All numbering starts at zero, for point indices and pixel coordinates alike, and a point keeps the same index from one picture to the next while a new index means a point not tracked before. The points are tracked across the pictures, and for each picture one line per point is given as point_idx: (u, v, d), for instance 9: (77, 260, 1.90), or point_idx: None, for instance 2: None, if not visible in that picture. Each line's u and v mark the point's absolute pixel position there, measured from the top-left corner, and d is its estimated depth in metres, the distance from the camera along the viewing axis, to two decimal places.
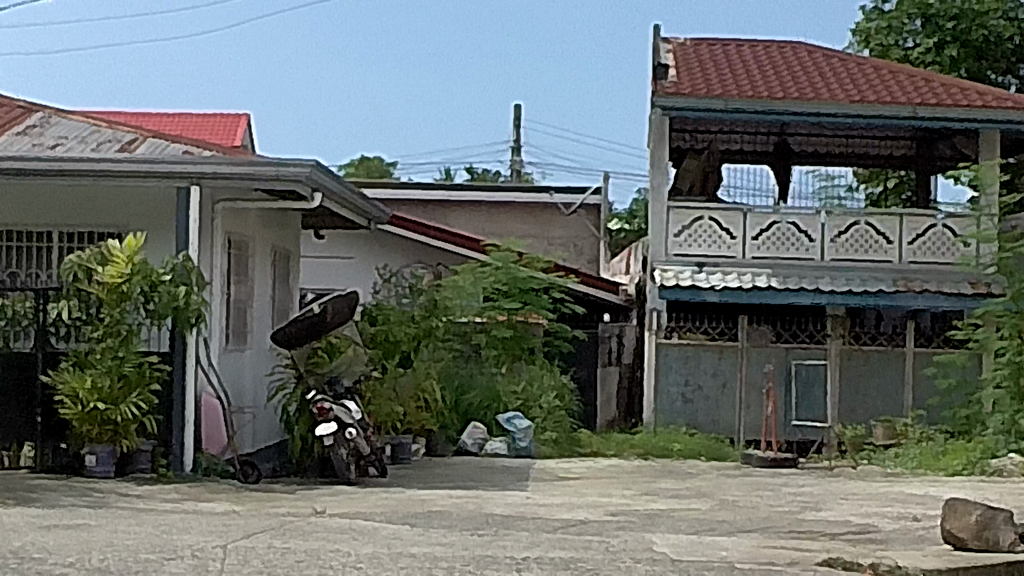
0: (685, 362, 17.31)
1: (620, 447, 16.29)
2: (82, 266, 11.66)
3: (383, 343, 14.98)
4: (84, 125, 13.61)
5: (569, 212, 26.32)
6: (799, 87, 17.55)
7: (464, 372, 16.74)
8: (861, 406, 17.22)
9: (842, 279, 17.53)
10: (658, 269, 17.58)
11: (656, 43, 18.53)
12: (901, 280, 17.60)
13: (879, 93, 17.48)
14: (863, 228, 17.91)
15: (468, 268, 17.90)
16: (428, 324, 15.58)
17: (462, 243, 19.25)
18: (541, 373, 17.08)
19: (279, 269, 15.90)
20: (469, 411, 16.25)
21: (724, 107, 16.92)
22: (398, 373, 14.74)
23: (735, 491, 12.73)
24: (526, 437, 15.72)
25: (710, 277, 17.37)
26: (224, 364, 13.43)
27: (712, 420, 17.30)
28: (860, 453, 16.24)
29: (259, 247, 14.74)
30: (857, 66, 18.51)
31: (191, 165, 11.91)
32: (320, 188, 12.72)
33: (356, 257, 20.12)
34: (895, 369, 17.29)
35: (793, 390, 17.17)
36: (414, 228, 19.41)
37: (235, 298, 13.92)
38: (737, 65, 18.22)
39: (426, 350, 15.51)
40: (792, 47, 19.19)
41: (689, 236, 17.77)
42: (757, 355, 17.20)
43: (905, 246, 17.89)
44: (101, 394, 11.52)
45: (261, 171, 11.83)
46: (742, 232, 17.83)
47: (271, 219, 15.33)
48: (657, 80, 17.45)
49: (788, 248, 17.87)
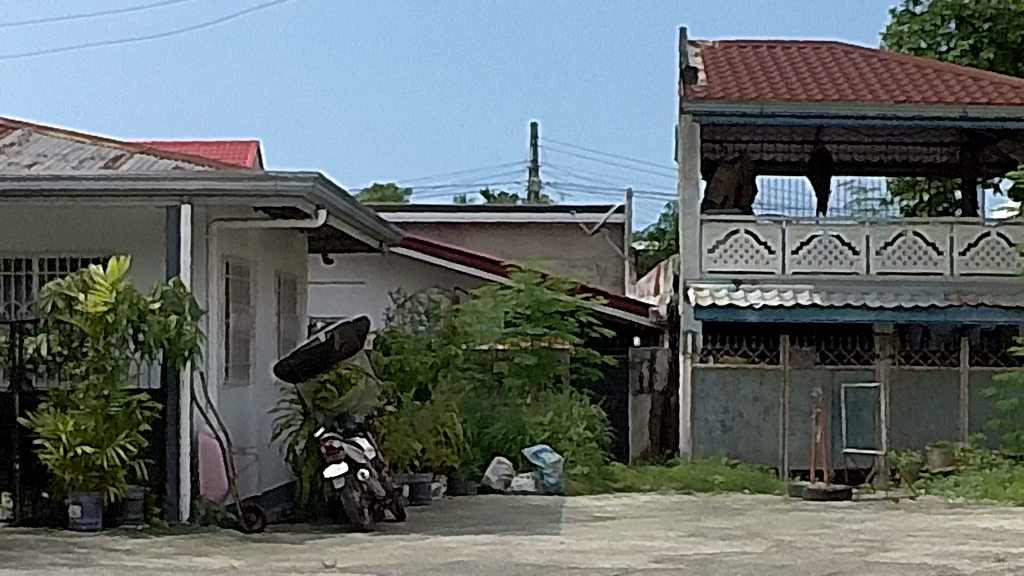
0: (723, 388, 16.19)
1: (658, 481, 15.09)
2: (61, 293, 10.40)
3: (399, 374, 13.77)
4: (67, 142, 12.47)
5: (592, 231, 25.11)
6: (839, 89, 16.35)
7: (486, 403, 15.63)
8: (913, 431, 16.05)
9: (890, 295, 16.30)
10: (692, 287, 16.37)
11: (684, 46, 17.35)
12: (953, 293, 16.39)
13: (924, 93, 16.26)
14: (910, 238, 16.67)
15: (487, 289, 16.77)
16: (446, 352, 14.30)
17: (480, 264, 18.04)
18: (569, 402, 15.80)
19: (285, 296, 14.75)
20: (492, 446, 15.12)
21: (760, 111, 15.76)
22: (415, 406, 13.57)
23: (790, 529, 11.51)
24: (556, 472, 14.51)
25: (748, 295, 16.18)
26: (224, 401, 12.24)
27: (753, 449, 16.11)
28: (917, 482, 15.04)
29: (260, 271, 13.54)
30: (898, 66, 17.29)
31: (182, 181, 10.75)
32: (323, 205, 11.57)
33: (367, 281, 18.94)
34: (950, 389, 16.06)
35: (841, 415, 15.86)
36: (431, 251, 18.20)
37: (235, 329, 12.73)
38: (771, 67, 17.05)
39: (445, 380, 14.23)
40: (828, 47, 18.00)
41: (725, 251, 16.58)
42: (801, 379, 16.07)
43: (957, 257, 16.67)
44: (85, 437, 10.34)
45: (258, 187, 10.65)
46: (781, 246, 16.61)
47: (274, 241, 14.13)
48: (686, 84, 16.27)
49: (831, 262, 16.64)
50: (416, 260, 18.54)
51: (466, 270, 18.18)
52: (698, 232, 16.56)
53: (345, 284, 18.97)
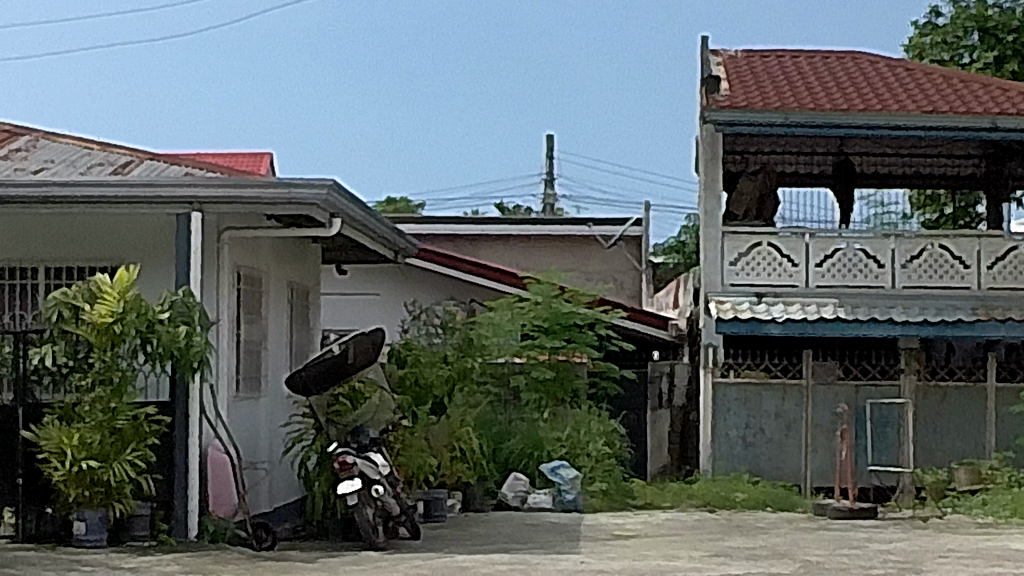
0: (745, 403, 15.84)
1: (678, 499, 14.77)
2: (67, 303, 10.10)
3: (413, 388, 13.38)
4: (75, 149, 12.16)
5: (608, 244, 24.83)
6: (864, 98, 16.01)
7: (502, 419, 15.28)
8: (939, 449, 15.69)
9: (916, 309, 15.95)
10: (714, 299, 16.04)
11: (706, 55, 17.02)
12: (980, 307, 16.02)
13: (951, 103, 15.93)
14: (936, 251, 16.36)
15: (504, 301, 16.45)
16: (463, 365, 13.95)
17: (496, 276, 17.72)
18: (588, 417, 15.47)
19: (298, 308, 14.44)
20: (508, 461, 14.78)
21: (784, 121, 15.40)
22: (430, 420, 13.21)
23: (817, 550, 11.16)
24: (574, 489, 14.17)
25: (771, 308, 15.84)
26: (235, 415, 11.90)
27: (775, 467, 15.80)
28: (943, 501, 14.70)
29: (273, 282, 13.23)
30: (924, 76, 16.96)
31: (193, 189, 10.43)
32: (339, 213, 11.27)
33: (382, 292, 18.61)
34: (976, 406, 15.71)
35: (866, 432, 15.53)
36: (447, 262, 17.87)
37: (247, 340, 12.40)
38: (794, 77, 16.73)
39: (461, 394, 13.89)
40: (852, 57, 17.67)
41: (747, 264, 16.26)
42: (825, 395, 15.75)
43: (984, 271, 16.32)
44: (91, 451, 9.99)
45: (271, 194, 10.33)
46: (804, 259, 16.27)
47: (287, 251, 13.82)
48: (708, 93, 15.94)
49: (856, 276, 16.30)
50: (431, 272, 18.22)
51: (482, 283, 17.86)
52: (719, 244, 16.24)
53: (359, 295, 18.63)
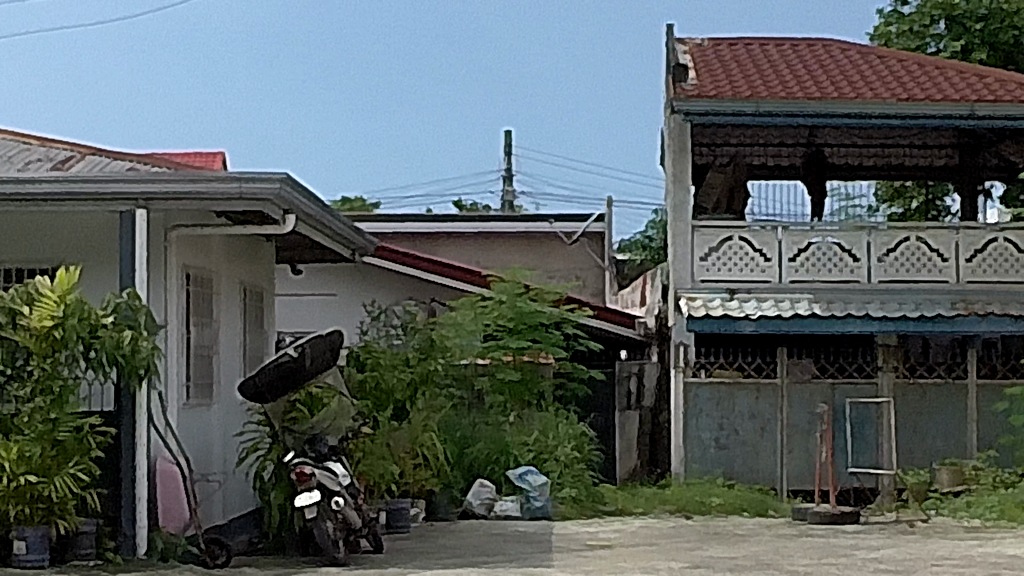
0: (717, 404, 15.26)
1: (650, 504, 14.18)
2: (4, 307, 9.38)
3: (373, 393, 12.72)
4: (13, 145, 11.49)
5: (570, 240, 24.24)
6: (837, 86, 15.44)
7: (466, 423, 14.60)
8: (919, 448, 15.16)
9: (894, 304, 15.38)
10: (684, 297, 15.44)
11: (672, 43, 16.42)
12: (960, 302, 15.48)
13: (928, 91, 15.36)
14: (914, 244, 15.77)
15: (466, 301, 15.82)
16: (425, 368, 13.21)
17: (457, 275, 17.10)
18: (555, 420, 14.90)
19: (252, 311, 13.81)
20: (473, 467, 14.08)
21: (755, 111, 14.84)
22: (392, 426, 12.57)
23: (803, 559, 10.57)
24: (542, 496, 13.57)
25: (745, 305, 15.23)
26: (185, 423, 11.25)
27: (750, 469, 15.23)
28: (926, 503, 14.16)
29: (225, 282, 12.59)
30: (899, 62, 16.38)
31: (136, 183, 9.77)
32: (293, 210, 10.64)
33: (338, 293, 17.94)
34: (957, 403, 15.16)
35: (843, 431, 15.01)
36: (406, 261, 17.24)
37: (197, 344, 11.75)
38: (764, 65, 16.15)
39: (423, 398, 13.18)
40: (823, 44, 17.09)
41: (718, 260, 15.68)
42: (800, 394, 15.22)
43: (963, 264, 15.75)
44: (30, 466, 9.26)
45: (221, 188, 9.66)
46: (777, 253, 15.70)
47: (239, 251, 13.17)
48: (676, 83, 15.34)
49: (831, 271, 15.75)
50: (389, 271, 17.59)
51: (442, 281, 17.25)
52: (689, 240, 15.66)
53: (315, 297, 17.99)
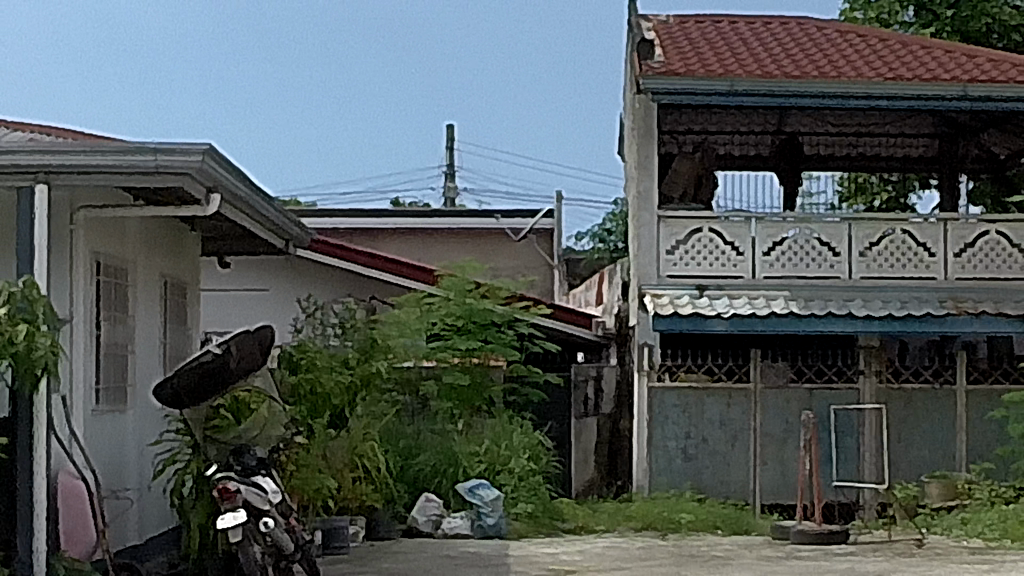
0: (685, 411, 13.95)
1: (614, 521, 12.88)
2: None
3: (308, 397, 11.19)
4: None
5: (519, 237, 23.01)
6: (816, 65, 14.17)
7: (410, 429, 13.25)
8: (903, 459, 13.92)
9: (877, 302, 14.13)
10: (649, 294, 14.16)
11: (635, 19, 15.12)
12: (949, 300, 14.24)
13: (915, 70, 14.11)
14: (899, 237, 14.53)
15: (412, 296, 14.46)
16: (367, 369, 11.77)
17: (399, 270, 15.77)
18: (508, 428, 13.57)
19: (174, 305, 12.45)
20: (417, 480, 12.68)
21: (729, 90, 13.59)
22: (329, 435, 11.17)
23: None
24: (496, 512, 12.24)
25: (715, 303, 13.93)
26: (93, 431, 9.84)
27: (720, 481, 13.94)
28: (915, 519, 12.93)
29: (142, 273, 11.18)
30: (879, 41, 15.11)
31: (28, 152, 8.12)
32: (220, 187, 9.30)
33: (272, 289, 16.55)
34: (945, 411, 13.95)
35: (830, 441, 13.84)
36: (344, 256, 15.90)
37: (107, 342, 10.34)
38: (736, 43, 14.87)
39: (365, 405, 11.78)
40: (796, 22, 15.81)
41: (686, 253, 14.38)
42: (775, 400, 13.97)
43: (952, 259, 14.52)
44: None
45: (132, 161, 8.12)
46: (750, 247, 14.43)
47: (159, 239, 11.79)
48: (641, 60, 14.02)
49: (809, 265, 14.48)
50: (326, 267, 16.24)
51: (382, 278, 15.92)
52: (654, 231, 14.39)
53: (246, 293, 16.62)
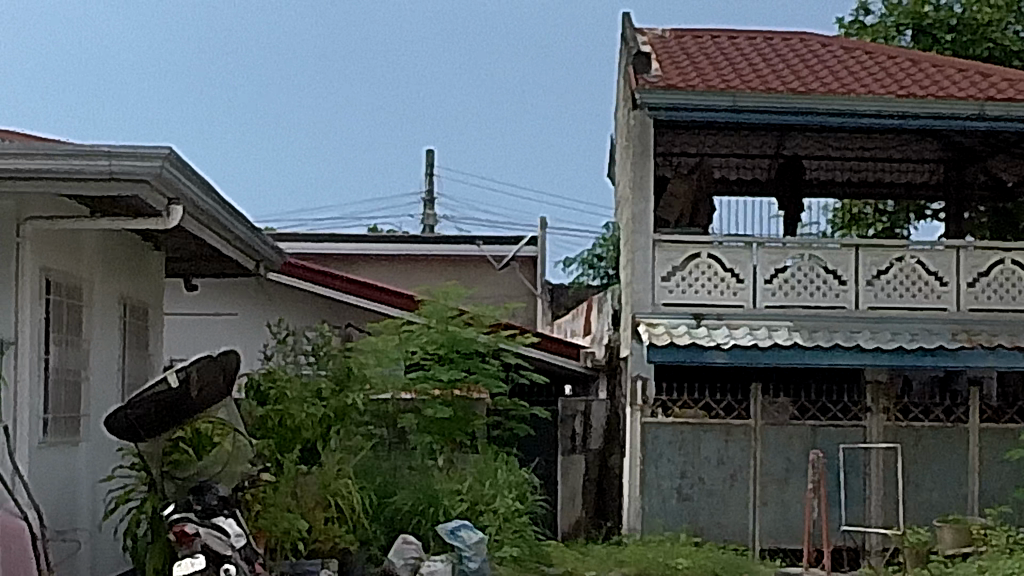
0: (680, 448, 13.09)
1: (605, 566, 12.02)
2: None
3: (277, 430, 10.40)
4: None
5: (502, 265, 22.15)
6: (823, 81, 13.34)
7: (387, 464, 12.32)
8: (913, 501, 13.08)
9: (886, 334, 13.27)
10: (644, 322, 13.31)
11: (631, 31, 14.28)
12: (961, 332, 13.41)
13: (928, 88, 13.28)
14: (910, 265, 13.71)
15: (390, 323, 13.57)
16: (342, 402, 10.89)
17: (376, 295, 14.88)
18: (493, 465, 12.69)
19: (134, 329, 11.54)
20: (395, 520, 11.65)
21: (733, 106, 12.75)
22: (299, 469, 10.22)
23: None
24: (479, 556, 11.21)
25: (714, 333, 13.06)
26: (40, 466, 8.92)
27: (718, 523, 13.09)
28: (930, 567, 12.02)
29: (98, 293, 10.26)
30: (888, 58, 14.28)
31: None
32: (182, 198, 8.40)
33: (241, 313, 15.68)
34: (957, 451, 13.08)
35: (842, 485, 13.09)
36: (319, 280, 15.00)
37: (58, 367, 9.43)
38: (737, 58, 14.04)
39: (338, 439, 10.86)
40: (800, 38, 14.98)
41: (683, 280, 13.54)
42: (776, 437, 13.10)
43: (964, 289, 13.70)
44: None
45: (81, 166, 7.15)
46: (751, 274, 13.59)
47: (119, 257, 10.87)
48: (637, 74, 13.18)
49: (814, 295, 13.63)
50: (301, 291, 15.36)
51: (358, 304, 15.02)
52: (650, 256, 13.54)
53: (215, 317, 15.71)
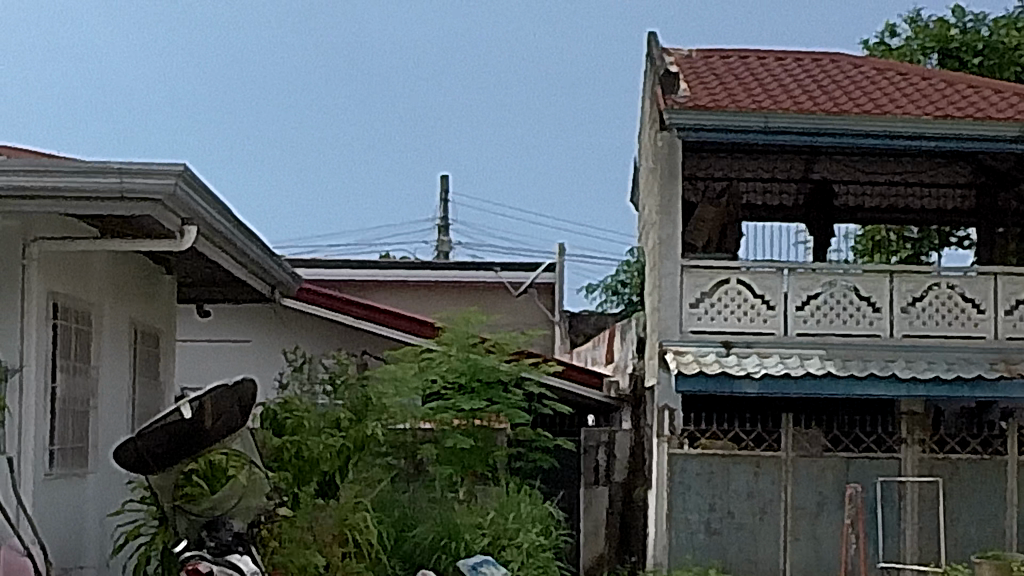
0: (709, 480, 12.64)
1: None
2: None
3: (295, 461, 9.96)
4: None
5: (518, 291, 21.71)
6: (856, 102, 12.93)
7: (405, 497, 11.84)
8: (950, 537, 12.62)
9: (922, 363, 12.84)
10: (672, 349, 12.88)
11: (657, 51, 13.88)
12: (1000, 361, 12.96)
13: (964, 109, 12.86)
14: (945, 293, 13.29)
15: (409, 351, 13.15)
16: (361, 431, 10.46)
17: (393, 321, 14.46)
18: (515, 497, 12.26)
19: (144, 356, 11.12)
20: (414, 555, 11.21)
21: (764, 126, 12.32)
22: (315, 504, 9.74)
23: None
24: None
25: (744, 362, 12.62)
26: (46, 501, 8.50)
27: (748, 559, 12.62)
28: None
29: (107, 318, 9.84)
30: (921, 79, 13.87)
31: None
32: (196, 219, 7.99)
33: (254, 340, 15.27)
34: (994, 484, 12.65)
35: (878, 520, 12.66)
36: (334, 305, 14.59)
37: (64, 396, 9.00)
38: (766, 78, 13.63)
39: (356, 470, 10.43)
40: (829, 59, 14.56)
41: (711, 307, 13.13)
42: (808, 472, 12.66)
43: (1002, 317, 13.26)
44: None
45: (90, 182, 6.73)
46: (782, 300, 13.17)
47: (129, 281, 10.46)
48: (664, 94, 12.77)
49: (846, 322, 13.22)
50: (316, 318, 14.95)
51: (374, 330, 14.60)
52: (677, 282, 13.12)
53: (228, 345, 15.30)
